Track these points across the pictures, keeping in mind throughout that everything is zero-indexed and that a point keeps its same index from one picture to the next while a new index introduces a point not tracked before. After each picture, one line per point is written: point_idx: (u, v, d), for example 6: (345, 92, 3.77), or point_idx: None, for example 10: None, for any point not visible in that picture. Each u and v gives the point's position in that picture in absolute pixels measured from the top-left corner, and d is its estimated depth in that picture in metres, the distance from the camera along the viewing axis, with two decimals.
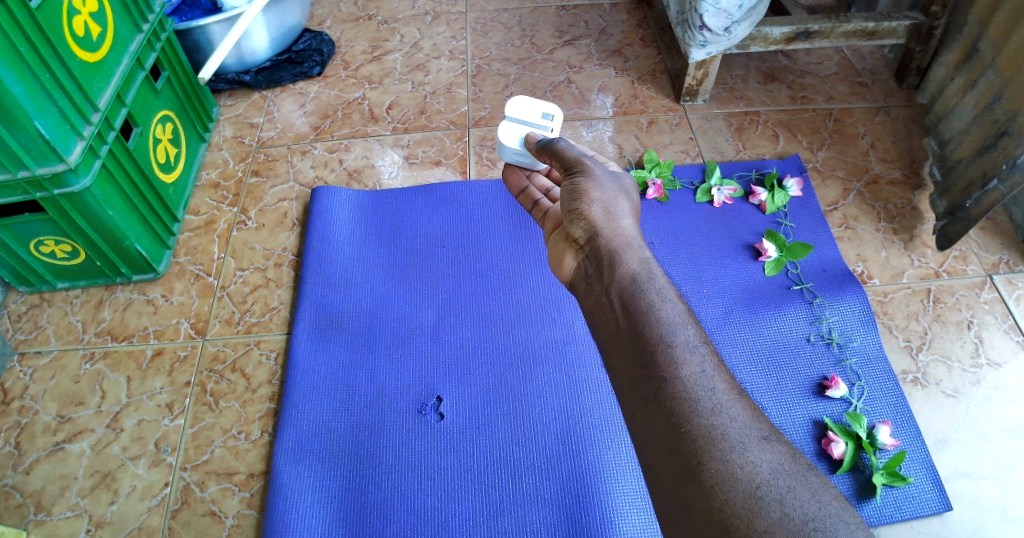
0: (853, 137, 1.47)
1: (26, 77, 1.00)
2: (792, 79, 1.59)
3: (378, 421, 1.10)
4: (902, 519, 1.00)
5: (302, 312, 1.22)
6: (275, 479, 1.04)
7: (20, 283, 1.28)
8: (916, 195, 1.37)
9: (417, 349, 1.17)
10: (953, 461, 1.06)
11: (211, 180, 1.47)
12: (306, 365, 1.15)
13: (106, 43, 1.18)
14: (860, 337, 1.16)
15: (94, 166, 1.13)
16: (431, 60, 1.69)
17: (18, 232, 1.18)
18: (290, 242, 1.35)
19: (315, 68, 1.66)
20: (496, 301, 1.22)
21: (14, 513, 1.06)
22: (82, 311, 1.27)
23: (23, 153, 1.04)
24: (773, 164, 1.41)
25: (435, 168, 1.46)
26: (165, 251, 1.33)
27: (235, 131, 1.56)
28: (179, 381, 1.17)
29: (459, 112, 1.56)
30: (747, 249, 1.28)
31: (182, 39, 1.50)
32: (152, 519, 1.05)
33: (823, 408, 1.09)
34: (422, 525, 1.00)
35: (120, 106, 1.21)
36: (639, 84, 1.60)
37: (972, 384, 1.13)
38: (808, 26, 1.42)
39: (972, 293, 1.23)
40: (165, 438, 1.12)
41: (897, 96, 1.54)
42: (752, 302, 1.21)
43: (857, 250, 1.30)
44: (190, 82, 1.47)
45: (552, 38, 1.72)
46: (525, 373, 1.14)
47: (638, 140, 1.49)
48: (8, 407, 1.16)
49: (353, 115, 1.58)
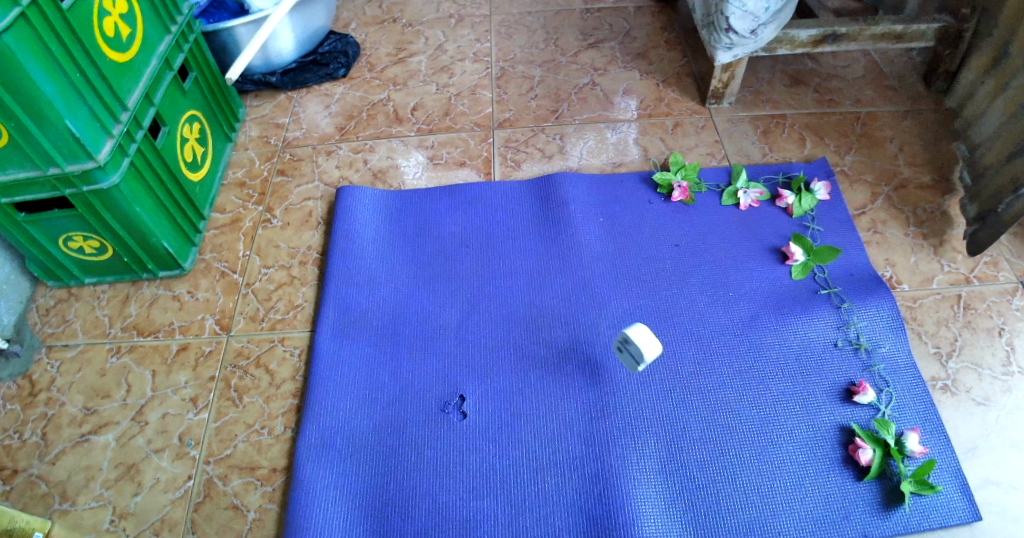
0: (880, 142, 1.46)
1: (58, 77, 1.02)
2: (818, 83, 1.58)
3: (399, 419, 1.09)
4: (931, 529, 0.98)
5: (325, 310, 1.22)
6: (296, 475, 1.05)
7: (49, 278, 1.30)
8: (945, 200, 1.35)
9: (439, 348, 1.17)
10: (983, 470, 1.03)
11: (237, 178, 1.48)
12: (330, 361, 1.16)
13: (135, 44, 1.20)
14: (888, 343, 1.14)
15: (123, 163, 1.14)
16: (456, 63, 1.70)
17: (46, 228, 1.20)
18: (315, 241, 1.35)
19: (341, 70, 1.68)
20: (519, 301, 1.22)
21: (39, 502, 1.07)
22: (110, 306, 1.28)
23: (53, 151, 1.05)
24: (800, 167, 1.40)
25: (459, 169, 1.46)
26: (192, 248, 1.34)
27: (262, 131, 1.58)
28: (204, 376, 1.18)
29: (483, 114, 1.57)
30: (773, 252, 1.26)
31: (210, 40, 1.53)
32: (174, 512, 1.05)
33: (851, 414, 1.07)
34: (443, 523, 1.00)
35: (147, 106, 1.23)
36: (664, 86, 1.60)
37: (1003, 392, 1.10)
38: (836, 29, 1.41)
39: (1003, 299, 1.21)
40: (189, 432, 1.13)
41: (925, 100, 1.52)
42: (778, 305, 1.19)
43: (885, 255, 1.28)
44: (217, 81, 1.49)
45: (576, 41, 1.72)
46: (547, 374, 1.13)
47: (663, 142, 1.48)
48: (34, 399, 1.17)
49: (378, 116, 1.59)
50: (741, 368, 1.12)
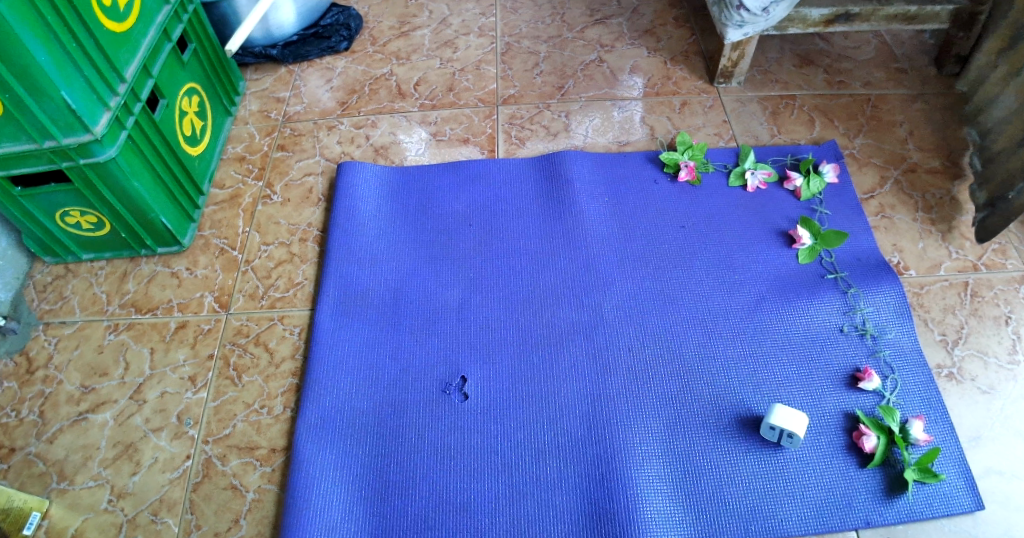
0: (890, 124, 1.43)
1: (53, 46, 0.99)
2: (829, 63, 1.55)
3: (400, 400, 1.08)
4: (933, 517, 0.97)
5: (325, 289, 1.20)
6: (296, 455, 1.04)
7: (45, 254, 1.28)
8: (955, 185, 1.33)
9: (441, 328, 1.15)
10: (986, 459, 1.03)
11: (236, 153, 1.45)
12: (330, 340, 1.14)
13: (133, 14, 1.16)
14: (894, 329, 1.13)
15: (121, 137, 1.12)
16: (460, 37, 1.67)
17: (43, 203, 1.17)
18: (315, 219, 1.33)
19: (342, 44, 1.65)
20: (522, 281, 1.20)
21: (37, 481, 1.06)
22: (107, 283, 1.27)
23: (49, 123, 1.03)
24: (809, 149, 1.37)
25: (462, 146, 1.44)
26: (190, 224, 1.32)
27: (261, 105, 1.55)
28: (203, 354, 1.17)
29: (487, 90, 1.54)
30: (780, 235, 1.24)
31: (209, 11, 1.49)
32: (173, 492, 1.04)
33: (856, 400, 1.06)
34: (443, 505, 0.99)
35: (146, 78, 1.20)
36: (672, 64, 1.57)
37: (1008, 381, 1.09)
38: (849, 8, 1.38)
39: (1010, 287, 1.19)
40: (188, 411, 1.11)
41: (938, 83, 1.50)
42: (785, 289, 1.18)
43: (893, 240, 1.26)
44: (216, 53, 1.45)
45: (583, 17, 1.69)
46: (549, 355, 1.11)
47: (670, 122, 1.45)
48: (32, 377, 1.16)
49: (380, 91, 1.56)
50: (746, 353, 1.11)
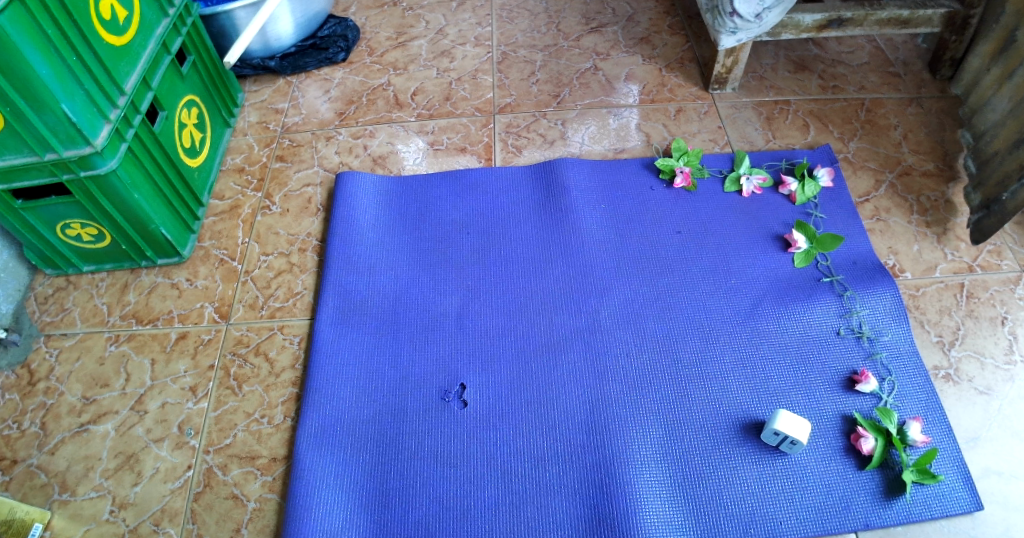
0: (884, 128, 1.44)
1: (53, 59, 1.00)
2: (823, 69, 1.56)
3: (401, 407, 1.09)
4: (932, 518, 0.98)
5: (324, 298, 1.21)
6: (297, 463, 1.04)
7: (46, 266, 1.29)
8: (949, 188, 1.34)
9: (440, 336, 1.16)
10: (984, 460, 1.03)
11: (235, 164, 1.46)
12: (330, 349, 1.15)
13: (133, 27, 1.18)
14: (891, 331, 1.13)
15: (121, 149, 1.13)
16: (456, 47, 1.68)
17: (44, 215, 1.18)
18: (314, 228, 1.34)
19: (340, 54, 1.66)
20: (521, 288, 1.21)
21: (39, 492, 1.06)
22: (108, 294, 1.27)
23: (50, 135, 1.04)
24: (804, 155, 1.38)
25: (460, 155, 1.45)
26: (190, 235, 1.33)
27: (260, 116, 1.56)
28: (203, 364, 1.18)
29: (484, 99, 1.55)
30: (776, 240, 1.25)
31: (207, 24, 1.51)
32: (175, 502, 1.05)
33: (853, 402, 1.07)
34: (444, 512, 1.00)
35: (145, 90, 1.21)
36: (667, 71, 1.58)
37: (1005, 381, 1.10)
38: (841, 13, 1.39)
39: (1006, 289, 1.20)
40: (189, 421, 1.12)
41: (931, 87, 1.51)
42: (782, 293, 1.18)
43: (888, 243, 1.27)
44: (215, 65, 1.47)
45: (578, 25, 1.70)
46: (548, 360, 1.12)
47: (666, 128, 1.47)
48: (33, 388, 1.16)
49: (377, 102, 1.57)
50: (743, 356, 1.12)
